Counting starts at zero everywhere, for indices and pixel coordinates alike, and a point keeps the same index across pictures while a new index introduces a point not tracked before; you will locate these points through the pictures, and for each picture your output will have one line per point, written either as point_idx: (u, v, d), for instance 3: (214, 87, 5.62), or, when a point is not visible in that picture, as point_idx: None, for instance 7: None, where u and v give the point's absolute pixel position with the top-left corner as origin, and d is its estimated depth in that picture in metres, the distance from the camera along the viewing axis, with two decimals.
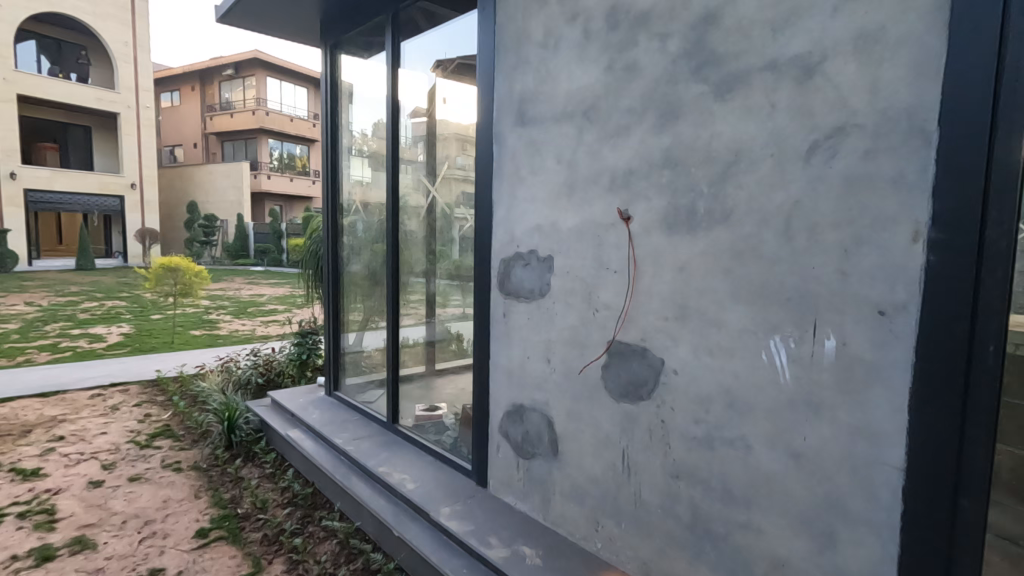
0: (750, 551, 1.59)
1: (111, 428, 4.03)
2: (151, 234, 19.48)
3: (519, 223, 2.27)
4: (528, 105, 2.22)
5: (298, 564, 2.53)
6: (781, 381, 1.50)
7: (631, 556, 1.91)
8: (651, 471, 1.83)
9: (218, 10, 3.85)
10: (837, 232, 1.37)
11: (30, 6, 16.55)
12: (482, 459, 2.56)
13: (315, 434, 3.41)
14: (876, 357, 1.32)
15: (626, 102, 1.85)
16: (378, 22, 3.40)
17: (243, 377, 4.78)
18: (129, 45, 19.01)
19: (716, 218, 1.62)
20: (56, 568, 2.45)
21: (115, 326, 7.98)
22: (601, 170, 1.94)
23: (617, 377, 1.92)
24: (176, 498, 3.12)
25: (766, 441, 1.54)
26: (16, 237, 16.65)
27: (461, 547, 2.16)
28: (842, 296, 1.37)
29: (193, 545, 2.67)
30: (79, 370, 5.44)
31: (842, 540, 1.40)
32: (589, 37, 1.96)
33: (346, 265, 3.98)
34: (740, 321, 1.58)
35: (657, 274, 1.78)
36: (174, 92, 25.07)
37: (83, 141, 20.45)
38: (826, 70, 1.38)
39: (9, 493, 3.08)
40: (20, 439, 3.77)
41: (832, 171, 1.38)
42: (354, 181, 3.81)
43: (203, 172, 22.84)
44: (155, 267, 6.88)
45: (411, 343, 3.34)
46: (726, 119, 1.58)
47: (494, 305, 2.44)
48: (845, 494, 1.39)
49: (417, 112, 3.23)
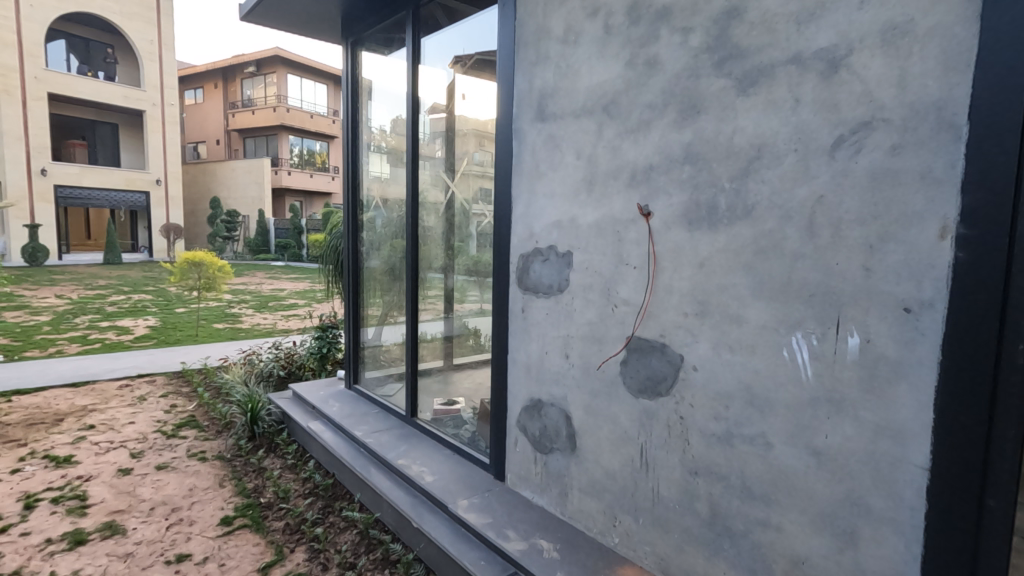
0: (770, 549, 1.58)
1: (138, 418, 4.15)
2: (175, 230, 19.75)
3: (538, 219, 2.28)
4: (548, 100, 2.22)
5: (319, 553, 2.58)
6: (802, 378, 1.49)
7: (649, 551, 1.91)
8: (670, 467, 1.83)
9: (241, 9, 3.92)
10: (862, 228, 1.36)
11: (60, 6, 16.98)
12: (501, 453, 2.57)
13: (335, 426, 3.47)
14: (901, 354, 1.30)
15: (646, 97, 1.85)
16: (398, 19, 3.43)
17: (265, 370, 4.87)
18: (154, 43, 19.36)
19: (738, 214, 1.61)
20: (88, 552, 2.53)
21: (142, 318, 8.20)
22: (621, 166, 1.94)
23: (636, 373, 1.92)
24: (202, 487, 3.20)
25: (787, 438, 1.53)
26: (47, 231, 17.14)
27: (478, 540, 2.19)
28: (866, 293, 1.36)
29: (218, 532, 2.74)
30: (108, 360, 5.60)
31: (864, 539, 1.39)
32: (610, 33, 1.96)
33: (366, 261, 4.02)
34: (762, 317, 1.57)
35: (677, 270, 1.77)
36: (198, 90, 25.48)
37: (111, 139, 20.97)
38: (851, 64, 1.36)
39: (43, 479, 3.19)
40: (52, 428, 3.90)
41: (857, 166, 1.36)
42: (373, 177, 3.86)
43: (226, 168, 23.23)
44: (179, 261, 7.02)
45: (429, 338, 3.38)
46: (748, 114, 1.57)
47: (513, 300, 2.45)
48: (867, 492, 1.38)
49: (436, 108, 3.25)
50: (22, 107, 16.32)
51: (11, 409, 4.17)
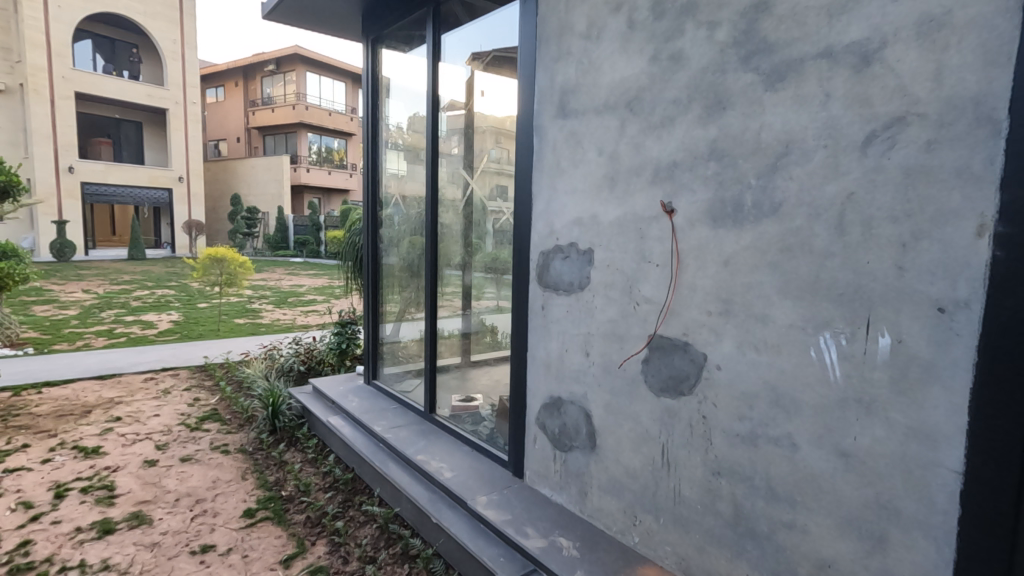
0: (795, 552, 1.56)
1: (163, 411, 4.23)
2: (196, 227, 20.23)
3: (559, 216, 2.27)
4: (570, 97, 2.20)
5: (340, 546, 2.61)
6: (830, 379, 1.46)
7: (670, 551, 1.90)
8: (692, 467, 1.81)
9: (263, 7, 3.96)
10: (894, 226, 1.33)
11: (87, 6, 17.33)
12: (520, 450, 2.57)
13: (354, 420, 3.50)
14: (934, 356, 1.27)
15: (670, 93, 1.82)
16: (418, 15, 3.43)
17: (285, 365, 4.94)
18: (177, 42, 19.64)
19: (764, 211, 1.59)
20: (117, 541, 2.59)
21: (166, 313, 8.37)
22: (644, 162, 1.92)
23: (658, 372, 1.90)
24: (225, 479, 3.25)
25: (814, 440, 1.50)
26: (74, 226, 17.56)
27: (497, 536, 2.19)
28: (898, 292, 1.32)
29: (241, 524, 2.78)
30: (134, 354, 5.72)
31: (893, 543, 1.36)
32: (633, 28, 1.94)
33: (384, 257, 4.05)
34: (788, 316, 1.54)
35: (701, 268, 1.75)
36: (219, 88, 25.82)
37: (135, 137, 21.40)
38: (885, 57, 1.33)
39: (72, 469, 3.27)
40: (81, 419, 3.99)
41: (890, 162, 1.33)
42: (392, 175, 3.88)
43: (246, 166, 23.56)
44: (202, 257, 7.14)
45: (447, 334, 3.39)
46: (777, 109, 1.54)
47: (533, 297, 2.45)
48: (897, 496, 1.35)
49: (454, 105, 3.26)
50: (50, 106, 16.69)
51: (42, 400, 4.29)
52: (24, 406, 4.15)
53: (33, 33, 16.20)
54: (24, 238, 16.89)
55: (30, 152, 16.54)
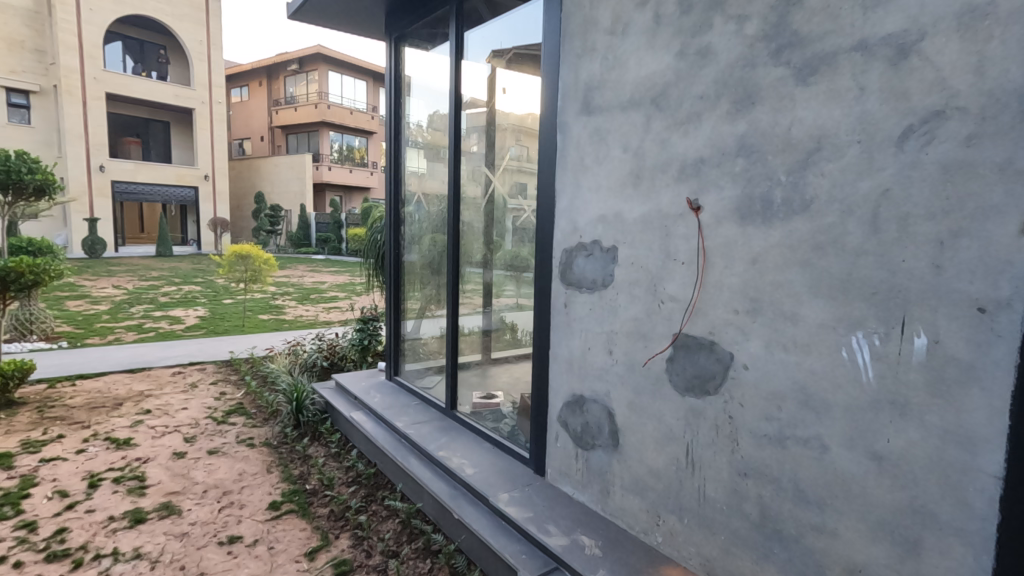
0: (824, 556, 1.53)
1: (191, 404, 4.33)
2: (221, 224, 20.61)
3: (582, 213, 2.26)
4: (595, 93, 2.19)
5: (363, 540, 2.64)
6: (862, 380, 1.43)
7: (694, 552, 1.88)
8: (717, 467, 1.79)
9: (289, 6, 4.01)
10: (931, 224, 1.29)
11: (118, 9, 17.75)
12: (542, 448, 2.57)
13: (376, 416, 3.53)
14: (973, 357, 1.24)
15: (698, 88, 1.80)
16: (442, 14, 3.43)
17: (308, 360, 5.02)
18: (204, 44, 20.01)
19: (795, 208, 1.56)
20: (148, 530, 2.66)
21: (192, 309, 8.55)
22: (670, 159, 1.89)
23: (682, 371, 1.88)
24: (251, 472, 3.31)
25: (845, 442, 1.47)
26: (105, 225, 18.06)
27: (519, 533, 2.20)
28: (935, 291, 1.29)
29: (267, 516, 2.84)
30: (162, 348, 5.86)
31: (928, 549, 1.33)
32: (660, 23, 1.91)
33: (406, 255, 4.07)
34: (819, 315, 1.51)
35: (728, 266, 1.73)
36: (244, 87, 26.27)
37: (163, 137, 21.88)
38: (923, 50, 1.29)
39: (105, 460, 3.36)
40: (113, 411, 4.11)
41: (928, 157, 1.29)
42: (412, 173, 3.90)
43: (270, 164, 23.92)
44: (227, 254, 7.28)
45: (467, 331, 3.40)
46: (809, 104, 1.51)
47: (555, 295, 2.44)
48: (932, 499, 1.32)
49: (476, 103, 3.26)
50: (82, 107, 17.14)
51: (76, 393, 4.42)
52: (59, 398, 4.29)
53: (66, 36, 16.66)
54: (58, 236, 17.42)
55: (63, 152, 17.04)
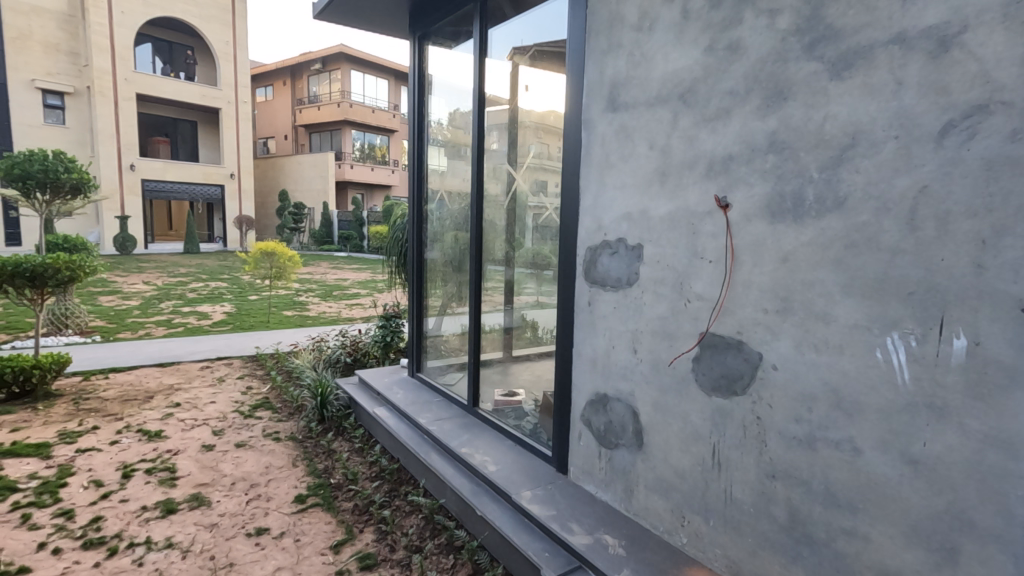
0: (856, 560, 1.50)
1: (219, 398, 4.42)
2: (246, 222, 20.98)
3: (607, 211, 2.24)
4: (620, 90, 2.17)
5: (387, 535, 2.67)
6: (897, 381, 1.39)
7: (720, 554, 1.86)
8: (744, 469, 1.77)
9: (315, 7, 4.06)
10: (973, 222, 1.26)
11: (148, 12, 18.17)
12: (565, 447, 2.57)
13: (398, 412, 3.56)
14: (1016, 360, 1.20)
15: (727, 84, 1.77)
16: (465, 12, 3.44)
17: (332, 356, 5.08)
18: (230, 44, 20.36)
19: (828, 206, 1.52)
20: (179, 520, 2.73)
21: (219, 304, 8.74)
22: (697, 156, 1.87)
23: (709, 371, 1.86)
24: (277, 465, 3.38)
25: (878, 445, 1.44)
26: (135, 222, 18.55)
27: (542, 531, 2.20)
28: (976, 290, 1.25)
29: (293, 509, 2.89)
30: (190, 343, 5.99)
31: (965, 556, 1.29)
32: (688, 18, 1.89)
33: (428, 252, 4.09)
34: (852, 316, 1.48)
35: (757, 265, 1.70)
36: (268, 87, 26.69)
37: (191, 136, 22.36)
38: (965, 42, 1.25)
39: (137, 451, 3.46)
40: (144, 404, 4.22)
41: (969, 154, 1.25)
42: (434, 172, 3.92)
43: (293, 163, 24.27)
44: (253, 251, 7.42)
45: (489, 329, 3.41)
46: (843, 99, 1.48)
47: (579, 294, 2.43)
48: (971, 506, 1.28)
49: (498, 101, 3.25)
50: (114, 107, 17.58)
51: (109, 385, 4.56)
52: (93, 391, 4.42)
53: (99, 38, 17.10)
54: (91, 232, 17.94)
55: (96, 151, 17.53)
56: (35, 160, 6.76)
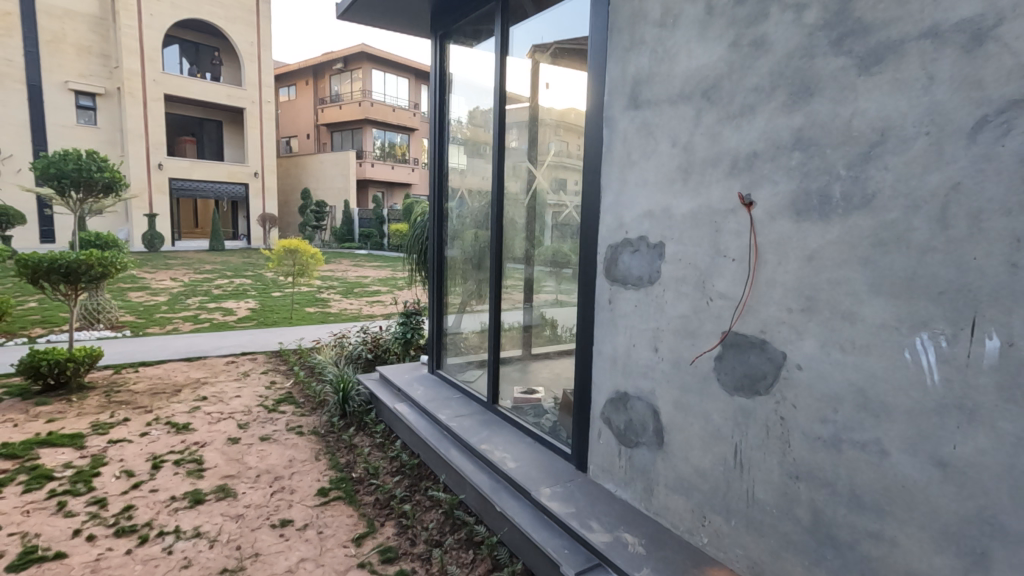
0: (882, 564, 1.47)
1: (244, 392, 4.51)
2: (269, 220, 21.32)
3: (628, 208, 2.23)
4: (643, 87, 2.16)
5: (407, 529, 2.70)
6: (926, 382, 1.37)
7: (741, 555, 1.84)
8: (767, 469, 1.75)
9: (338, 7, 4.11)
10: (1007, 219, 1.23)
11: (175, 14, 18.57)
12: (584, 445, 2.57)
13: (419, 408, 3.60)
14: None
15: (752, 80, 1.75)
16: (487, 10, 3.44)
17: (354, 352, 5.14)
18: (254, 45, 20.68)
19: (855, 203, 1.50)
20: (206, 510, 2.80)
21: (243, 301, 8.88)
22: (721, 153, 1.85)
23: (732, 370, 1.85)
24: (300, 459, 3.44)
25: (906, 447, 1.41)
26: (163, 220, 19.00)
27: (562, 528, 2.20)
28: (1009, 290, 1.22)
29: (316, 502, 2.94)
30: (216, 338, 6.12)
31: (996, 561, 1.26)
32: (712, 13, 1.87)
33: (448, 250, 4.11)
34: (879, 315, 1.45)
35: (781, 263, 1.68)
36: (292, 87, 27.07)
37: (217, 136, 22.80)
38: (1000, 35, 1.22)
39: (166, 443, 3.55)
40: (172, 397, 4.33)
41: (1004, 150, 1.22)
42: (455, 169, 3.94)
43: (315, 161, 24.58)
44: (277, 248, 7.54)
45: (508, 327, 3.42)
46: (871, 94, 1.45)
47: (599, 292, 2.43)
48: (1002, 511, 1.25)
49: (519, 98, 3.26)
50: (143, 108, 18.01)
51: (139, 379, 4.69)
52: (124, 384, 4.55)
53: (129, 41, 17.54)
54: (120, 230, 18.43)
55: (126, 151, 18.00)
56: (69, 160, 6.96)
